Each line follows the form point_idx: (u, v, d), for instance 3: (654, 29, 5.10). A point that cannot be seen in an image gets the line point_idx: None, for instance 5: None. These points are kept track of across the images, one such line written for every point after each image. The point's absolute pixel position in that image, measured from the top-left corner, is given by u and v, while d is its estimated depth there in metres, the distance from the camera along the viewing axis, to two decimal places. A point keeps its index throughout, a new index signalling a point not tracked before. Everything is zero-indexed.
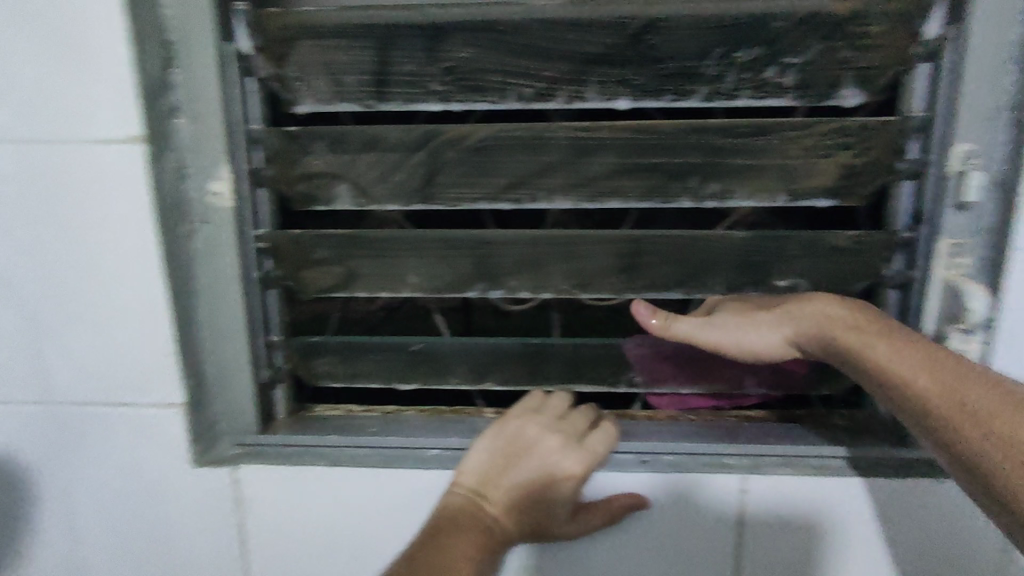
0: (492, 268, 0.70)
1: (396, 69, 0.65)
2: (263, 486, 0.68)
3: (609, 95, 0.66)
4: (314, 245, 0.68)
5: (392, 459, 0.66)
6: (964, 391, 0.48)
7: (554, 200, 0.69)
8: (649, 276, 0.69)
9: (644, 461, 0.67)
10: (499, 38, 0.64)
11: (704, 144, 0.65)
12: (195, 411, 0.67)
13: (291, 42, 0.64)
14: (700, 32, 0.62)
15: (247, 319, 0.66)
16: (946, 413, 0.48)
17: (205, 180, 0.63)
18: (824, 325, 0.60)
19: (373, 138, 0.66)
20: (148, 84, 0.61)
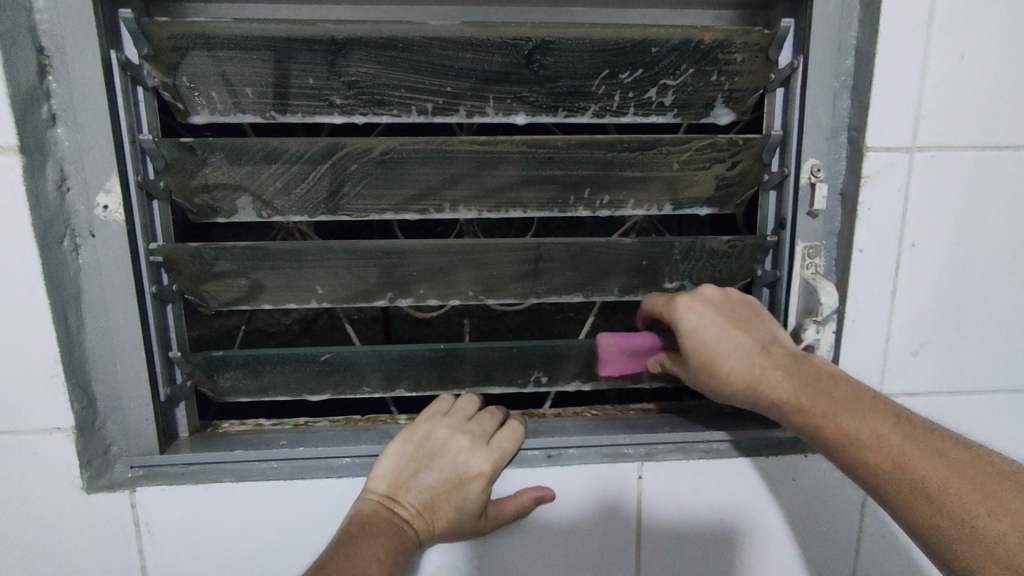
0: (401, 279, 0.72)
1: (296, 82, 0.66)
2: (163, 510, 0.65)
3: (506, 111, 0.71)
4: (215, 258, 0.66)
5: (302, 471, 0.66)
6: (878, 437, 0.55)
7: (459, 211, 0.73)
8: (551, 281, 0.74)
9: (550, 455, 0.70)
10: (398, 55, 0.65)
11: (596, 159, 0.70)
12: (87, 436, 0.63)
13: (183, 52, 0.63)
14: (588, 54, 0.67)
15: (145, 335, 0.64)
16: (875, 462, 0.54)
17: (92, 191, 0.60)
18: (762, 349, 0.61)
19: (272, 150, 0.65)
20: (22, 90, 0.56)
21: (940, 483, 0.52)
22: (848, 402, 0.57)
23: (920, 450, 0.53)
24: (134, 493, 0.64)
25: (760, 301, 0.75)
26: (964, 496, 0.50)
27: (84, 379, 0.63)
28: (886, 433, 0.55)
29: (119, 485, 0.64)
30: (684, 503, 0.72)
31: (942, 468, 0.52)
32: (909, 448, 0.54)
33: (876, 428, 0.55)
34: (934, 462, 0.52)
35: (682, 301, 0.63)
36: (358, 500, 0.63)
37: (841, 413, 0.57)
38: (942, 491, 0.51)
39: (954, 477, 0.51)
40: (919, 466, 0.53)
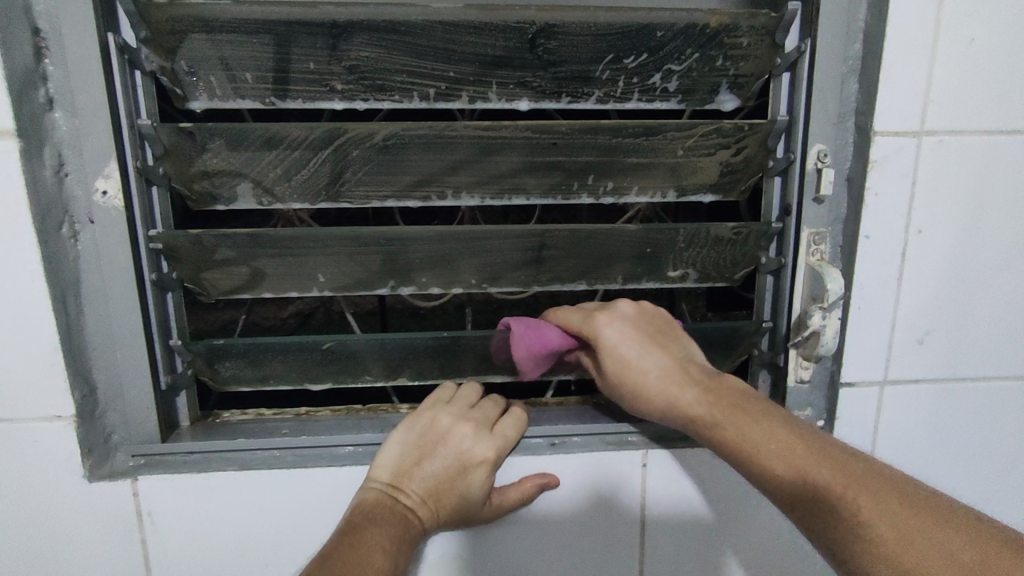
0: (404, 266, 0.72)
1: (297, 67, 0.65)
2: (166, 499, 0.64)
3: (508, 96, 0.70)
4: (215, 245, 0.66)
5: (305, 459, 0.66)
6: (801, 463, 0.56)
7: (461, 198, 0.72)
8: (554, 269, 0.74)
9: (554, 443, 0.70)
10: (400, 39, 0.65)
11: (600, 144, 0.69)
12: (88, 425, 0.63)
13: (181, 35, 0.62)
14: (593, 38, 0.66)
15: (145, 323, 0.63)
16: (807, 486, 0.55)
17: (91, 177, 0.59)
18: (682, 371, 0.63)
19: (273, 135, 0.65)
20: (18, 73, 0.55)
21: (865, 506, 0.52)
22: (771, 428, 0.58)
23: (839, 473, 0.54)
24: (136, 482, 0.64)
25: (764, 288, 0.74)
26: (890, 516, 0.51)
27: (84, 368, 0.62)
28: (807, 459, 0.56)
29: (121, 474, 0.64)
30: (689, 491, 0.72)
31: (863, 491, 0.53)
32: (828, 472, 0.54)
33: (797, 454, 0.56)
34: (856, 485, 0.53)
35: (601, 317, 0.66)
36: (361, 489, 0.62)
37: (765, 435, 0.58)
38: (867, 512, 0.52)
39: (876, 496, 0.53)
40: (841, 491, 0.53)
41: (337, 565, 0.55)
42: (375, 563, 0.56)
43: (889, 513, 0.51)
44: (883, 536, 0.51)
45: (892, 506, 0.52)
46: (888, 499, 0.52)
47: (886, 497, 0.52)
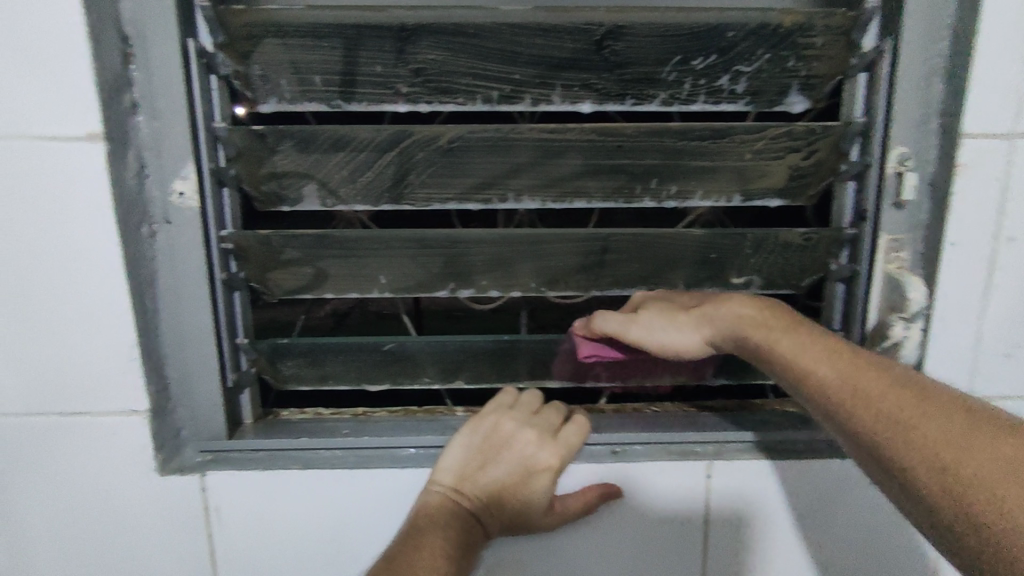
0: (463, 269, 0.72)
1: (364, 70, 0.65)
2: (234, 494, 0.66)
3: (573, 99, 0.69)
4: (283, 246, 0.67)
5: (368, 460, 0.66)
6: (879, 393, 0.51)
7: (522, 201, 0.71)
8: (614, 273, 0.73)
9: (615, 451, 0.69)
10: (467, 42, 0.65)
11: (664, 147, 0.68)
12: (160, 420, 0.64)
13: (256, 40, 0.63)
14: (661, 39, 0.65)
15: (215, 321, 0.64)
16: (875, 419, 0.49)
17: (168, 178, 0.61)
18: (757, 313, 0.61)
19: (342, 137, 0.66)
20: (107, 79, 0.57)
21: (932, 433, 0.46)
22: (862, 368, 0.53)
23: (922, 411, 0.48)
24: (205, 477, 0.65)
25: (835, 297, 0.72)
26: (956, 444, 0.45)
27: (158, 365, 0.64)
28: (888, 391, 0.50)
29: (191, 469, 0.65)
30: (753, 503, 0.70)
31: (939, 429, 0.46)
32: (907, 406, 0.49)
33: (872, 386, 0.51)
34: (935, 418, 0.47)
35: (639, 324, 0.65)
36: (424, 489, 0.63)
37: (854, 375, 0.53)
38: (934, 445, 0.45)
39: (949, 429, 0.46)
40: (915, 420, 0.47)
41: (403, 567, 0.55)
42: (441, 567, 0.57)
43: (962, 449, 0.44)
44: (945, 474, 0.44)
45: (969, 438, 0.45)
46: (965, 434, 0.45)
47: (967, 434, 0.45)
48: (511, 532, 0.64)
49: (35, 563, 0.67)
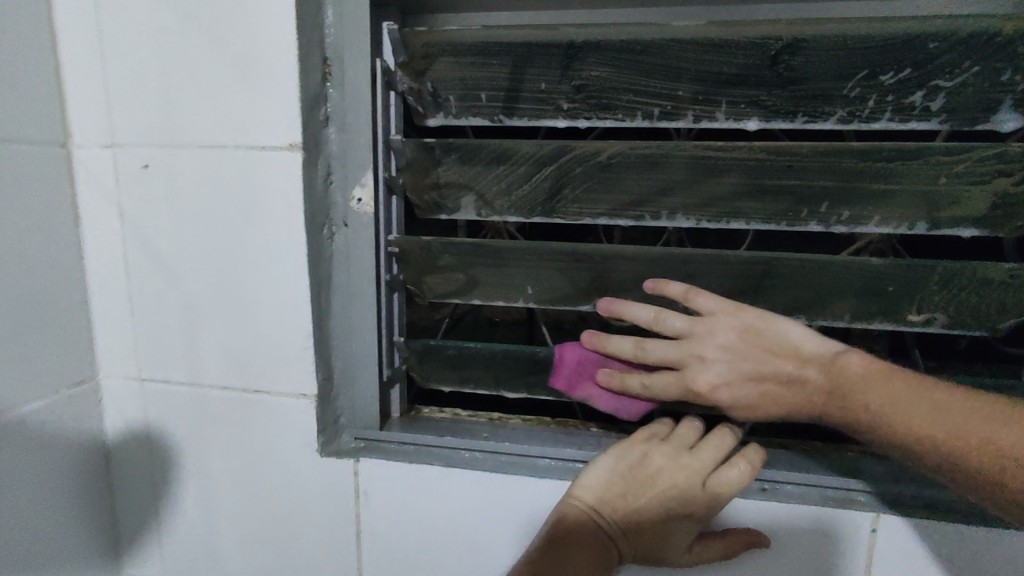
0: (609, 285, 0.71)
1: (529, 86, 0.68)
2: (383, 482, 0.70)
3: (738, 116, 0.66)
4: (440, 252, 0.71)
5: (506, 465, 0.68)
6: (828, 388, 0.55)
7: (675, 220, 0.69)
8: (772, 299, 0.68)
9: (764, 489, 0.65)
10: (634, 58, 0.64)
11: (841, 168, 0.63)
12: (324, 405, 0.70)
13: (432, 59, 0.67)
14: (846, 53, 0.60)
15: (378, 318, 0.70)
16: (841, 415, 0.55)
17: (350, 185, 0.67)
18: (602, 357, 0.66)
19: (504, 152, 0.68)
20: (309, 96, 0.64)
21: (933, 420, 0.49)
22: (831, 385, 0.55)
23: (911, 405, 0.50)
24: (358, 462, 0.70)
25: None
26: (953, 435, 0.47)
27: (326, 355, 0.70)
28: (876, 386, 0.53)
29: (346, 453, 0.71)
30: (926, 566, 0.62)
31: (938, 415, 0.49)
32: (898, 394, 0.52)
33: (858, 381, 0.54)
34: (852, 384, 0.54)
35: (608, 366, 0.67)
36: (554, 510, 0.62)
37: (827, 383, 0.56)
38: (934, 435, 0.49)
39: (948, 418, 0.48)
40: (908, 410, 0.50)
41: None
42: None
43: (967, 445, 0.47)
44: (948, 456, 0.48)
45: (979, 425, 0.47)
46: (966, 418, 0.47)
47: (968, 423, 0.47)
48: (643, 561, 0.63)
49: (211, 520, 0.76)
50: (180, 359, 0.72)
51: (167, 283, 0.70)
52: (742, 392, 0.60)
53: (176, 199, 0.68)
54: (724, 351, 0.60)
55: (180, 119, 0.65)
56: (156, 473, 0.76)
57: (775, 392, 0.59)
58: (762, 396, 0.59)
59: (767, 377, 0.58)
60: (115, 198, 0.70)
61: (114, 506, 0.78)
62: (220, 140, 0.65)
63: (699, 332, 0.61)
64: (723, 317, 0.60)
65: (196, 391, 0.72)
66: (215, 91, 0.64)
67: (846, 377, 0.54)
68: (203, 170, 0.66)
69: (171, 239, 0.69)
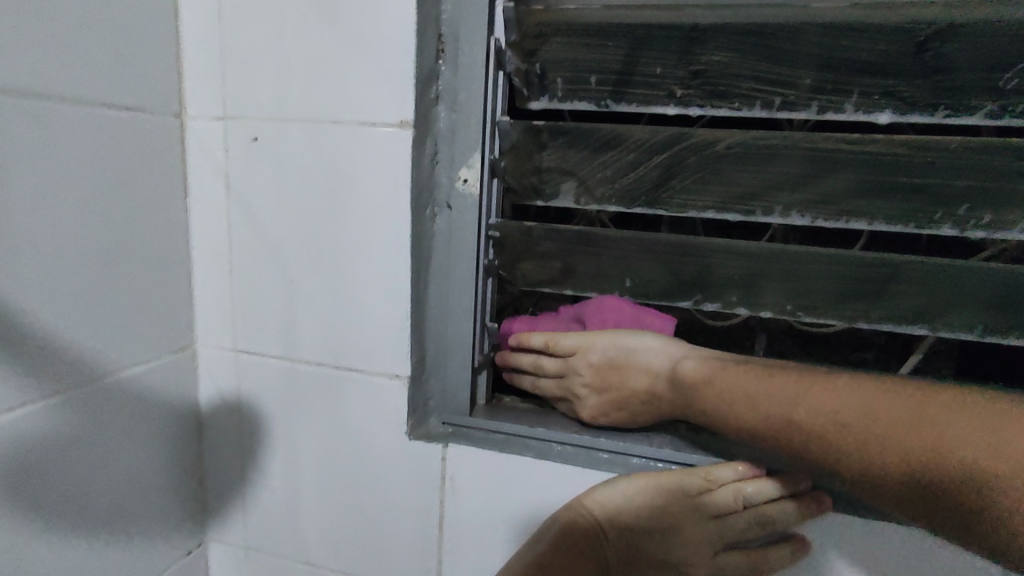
0: (714, 281, 0.68)
1: (643, 71, 0.65)
2: (470, 470, 0.69)
3: (868, 109, 0.61)
4: (541, 239, 0.69)
5: (600, 464, 0.65)
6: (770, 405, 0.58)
7: (790, 216, 0.65)
8: (892, 306, 0.64)
9: (883, 507, 0.59)
10: (762, 42, 0.61)
11: (987, 167, 0.58)
12: (416, 387, 0.70)
13: (545, 38, 0.65)
14: (1006, 39, 0.55)
15: (474, 303, 0.68)
16: (794, 429, 0.56)
17: (457, 166, 0.65)
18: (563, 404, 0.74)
19: (615, 137, 0.66)
20: (422, 73, 0.62)
21: (896, 423, 0.51)
22: (695, 393, 0.64)
23: (877, 410, 0.52)
24: (447, 449, 0.69)
25: None
26: (933, 432, 0.49)
27: (421, 336, 0.69)
28: (837, 399, 0.54)
29: (435, 438, 0.70)
30: None
31: (911, 414, 0.51)
32: (858, 402, 0.54)
33: (819, 393, 0.56)
34: (841, 405, 0.54)
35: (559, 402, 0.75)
36: (613, 504, 0.60)
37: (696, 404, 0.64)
38: (907, 435, 0.50)
39: (912, 416, 0.51)
40: (869, 416, 0.52)
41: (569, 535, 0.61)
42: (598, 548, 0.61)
43: (940, 437, 0.49)
44: (921, 453, 0.49)
45: (952, 423, 0.49)
46: (928, 416, 0.50)
47: (935, 421, 0.50)
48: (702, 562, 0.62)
49: (295, 493, 0.76)
50: (275, 332, 0.73)
51: (267, 256, 0.71)
52: (604, 407, 0.70)
53: (283, 173, 0.68)
54: (590, 388, 0.70)
55: (292, 92, 0.66)
56: (244, 442, 0.77)
57: (635, 409, 0.69)
58: (623, 416, 0.70)
59: (624, 398, 0.69)
60: (223, 169, 0.71)
61: (202, 471, 0.80)
62: (329, 116, 0.65)
63: (570, 370, 0.71)
64: (586, 352, 0.71)
65: (289, 365, 0.73)
66: (328, 65, 0.64)
67: (684, 379, 0.64)
68: (311, 145, 0.66)
69: (276, 212, 0.69)
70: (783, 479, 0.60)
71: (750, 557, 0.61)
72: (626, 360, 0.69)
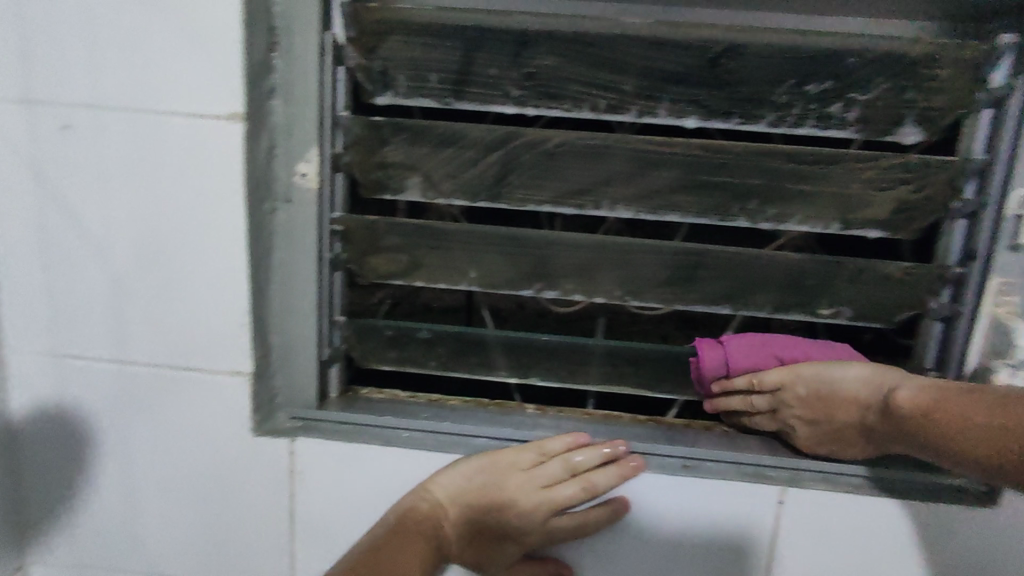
0: (550, 270, 0.73)
1: (479, 71, 0.68)
2: (318, 462, 0.70)
3: (678, 114, 0.69)
4: (385, 232, 0.71)
5: (445, 444, 0.69)
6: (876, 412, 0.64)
7: (615, 210, 0.72)
8: (701, 290, 0.72)
9: (687, 464, 0.69)
10: (584, 50, 0.66)
11: (769, 169, 0.68)
12: (260, 383, 0.69)
13: (383, 36, 0.67)
14: (777, 61, 0.65)
15: (320, 297, 0.69)
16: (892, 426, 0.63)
17: (294, 160, 0.65)
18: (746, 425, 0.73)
19: (454, 134, 0.69)
20: (251, 65, 0.61)
21: (953, 424, 0.57)
22: (822, 399, 0.66)
23: (943, 411, 0.58)
24: (294, 442, 0.69)
25: (931, 336, 0.70)
26: (968, 437, 0.56)
27: (263, 333, 0.68)
28: (920, 405, 0.60)
29: (281, 433, 0.69)
30: (820, 530, 0.69)
31: (964, 416, 0.56)
32: (932, 406, 0.59)
33: (912, 400, 0.60)
34: (932, 421, 0.58)
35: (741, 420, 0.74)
36: (450, 487, 0.66)
37: (840, 414, 0.66)
38: (959, 435, 0.56)
39: (954, 420, 0.57)
40: (931, 420, 0.58)
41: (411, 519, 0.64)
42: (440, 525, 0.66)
43: (981, 443, 0.55)
44: (965, 448, 0.56)
45: (981, 421, 0.55)
46: (967, 416, 0.56)
47: (972, 419, 0.56)
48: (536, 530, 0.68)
49: (131, 503, 0.72)
50: (101, 334, 0.68)
51: (90, 254, 0.66)
52: (825, 438, 0.68)
53: (102, 165, 0.64)
54: (802, 421, 0.68)
55: (109, 79, 0.62)
56: (69, 453, 0.72)
57: (850, 439, 0.67)
58: (844, 448, 0.68)
59: (838, 430, 0.67)
60: (31, 159, 0.65)
61: (22, 489, 0.73)
62: (152, 105, 0.62)
63: (780, 405, 0.70)
64: (791, 386, 0.68)
65: (118, 367, 0.69)
66: (152, 52, 0.61)
67: (812, 396, 0.67)
68: (136, 135, 0.63)
69: (96, 205, 0.65)
70: (603, 448, 0.67)
71: (577, 519, 0.68)
72: (832, 392, 0.66)
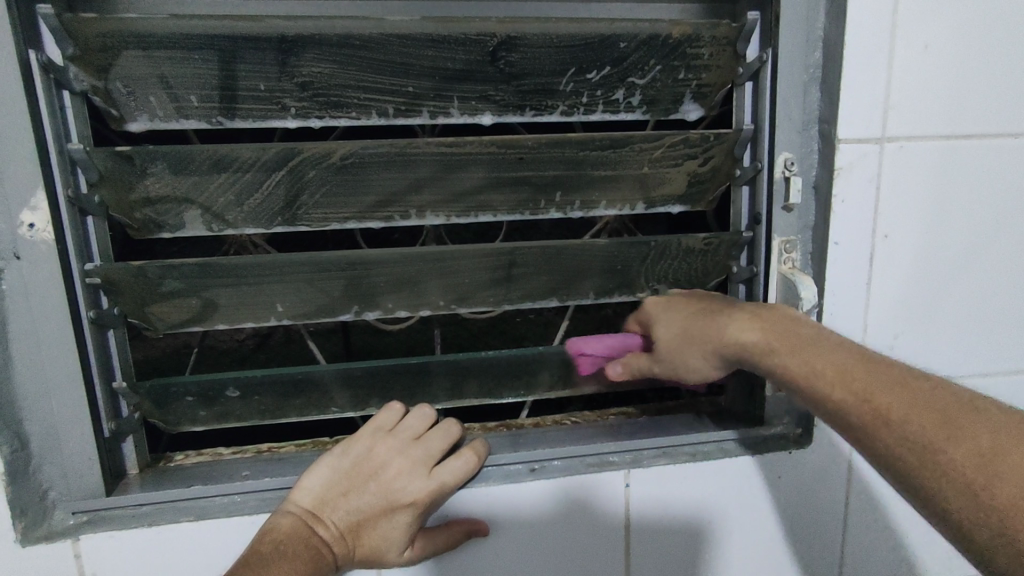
0: (367, 291, 0.68)
1: (243, 85, 0.60)
2: (116, 556, 0.61)
3: (472, 112, 0.66)
4: (160, 277, 0.61)
5: (270, 502, 0.63)
6: (835, 371, 0.51)
7: (426, 217, 0.67)
8: (525, 287, 0.71)
9: (533, 469, 0.68)
10: (355, 54, 0.60)
11: (567, 158, 0.66)
12: (20, 482, 0.59)
13: (114, 52, 0.56)
14: (555, 49, 0.63)
15: (84, 365, 0.59)
16: (770, 339, 0.56)
17: (17, 210, 0.56)
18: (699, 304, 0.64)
19: (222, 158, 0.60)
20: None
21: (956, 445, 0.45)
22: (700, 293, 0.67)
23: (954, 437, 0.45)
24: (78, 541, 0.60)
25: (737, 298, 0.73)
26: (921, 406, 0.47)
27: (15, 422, 0.59)
28: (935, 408, 0.47)
29: (59, 535, 0.60)
30: (673, 504, 0.71)
31: (962, 448, 0.44)
32: (933, 422, 0.46)
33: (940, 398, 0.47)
34: (879, 379, 0.50)
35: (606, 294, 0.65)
36: (317, 487, 0.61)
37: (719, 327, 0.60)
38: (954, 471, 0.44)
39: (901, 392, 0.48)
40: (933, 422, 0.46)
41: (286, 551, 0.56)
42: (295, 542, 0.57)
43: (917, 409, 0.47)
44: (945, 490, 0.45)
45: (982, 479, 0.43)
46: (991, 457, 0.43)
47: (987, 475, 0.43)
48: (386, 526, 0.61)
49: None
50: None
51: None
52: None
53: None
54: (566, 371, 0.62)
55: None
56: None
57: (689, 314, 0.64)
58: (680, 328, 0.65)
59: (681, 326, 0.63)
60: None
61: None
62: None
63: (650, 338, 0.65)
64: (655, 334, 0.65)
65: None
66: None
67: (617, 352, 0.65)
68: None
69: None
70: (453, 426, 0.65)
71: (433, 500, 0.62)
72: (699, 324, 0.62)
